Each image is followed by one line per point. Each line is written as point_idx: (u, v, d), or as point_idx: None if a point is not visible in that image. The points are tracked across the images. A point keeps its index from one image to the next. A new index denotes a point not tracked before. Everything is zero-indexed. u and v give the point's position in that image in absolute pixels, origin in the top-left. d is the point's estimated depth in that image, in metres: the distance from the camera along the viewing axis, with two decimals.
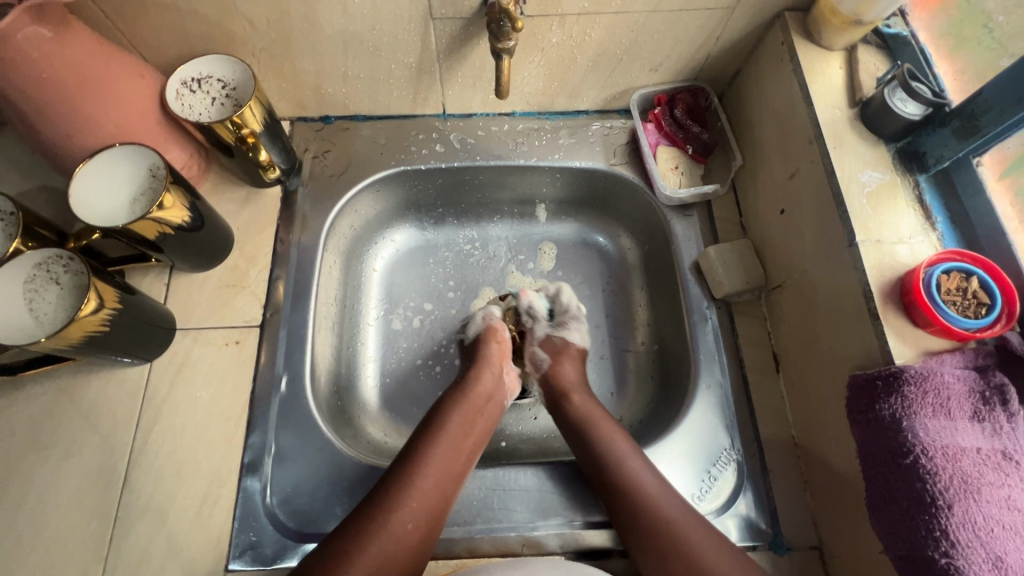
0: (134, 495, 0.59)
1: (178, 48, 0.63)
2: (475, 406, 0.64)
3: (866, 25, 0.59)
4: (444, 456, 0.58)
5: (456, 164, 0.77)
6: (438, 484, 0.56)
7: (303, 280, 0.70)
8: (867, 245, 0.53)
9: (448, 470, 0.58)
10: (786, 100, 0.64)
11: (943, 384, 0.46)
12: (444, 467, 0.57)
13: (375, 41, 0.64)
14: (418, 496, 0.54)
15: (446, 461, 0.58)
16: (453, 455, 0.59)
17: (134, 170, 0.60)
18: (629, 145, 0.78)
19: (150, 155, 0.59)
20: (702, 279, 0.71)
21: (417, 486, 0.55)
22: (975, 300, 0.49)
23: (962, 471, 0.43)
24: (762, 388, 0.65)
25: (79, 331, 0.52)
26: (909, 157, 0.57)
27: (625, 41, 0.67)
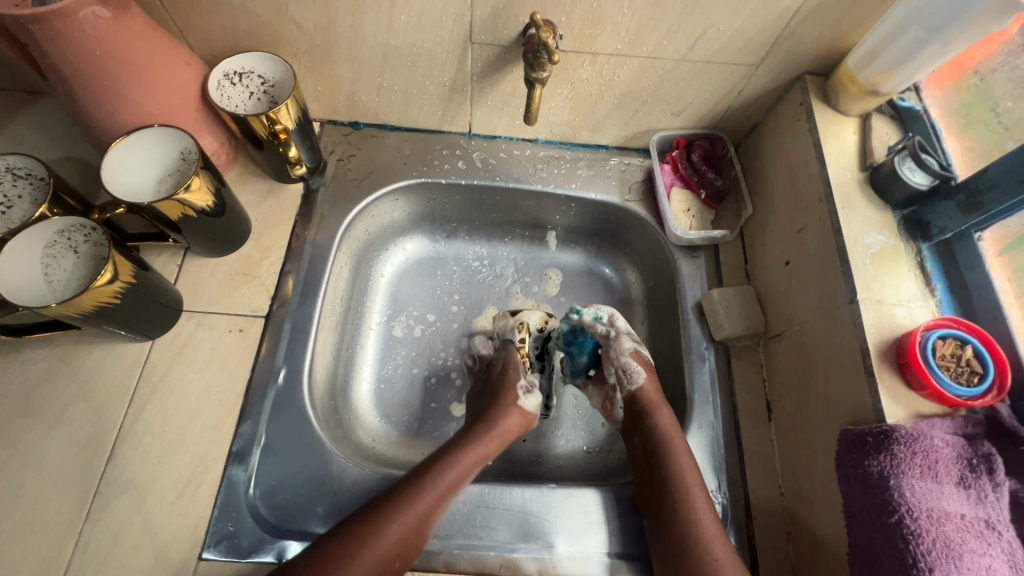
0: (117, 471, 0.58)
1: (225, 42, 0.66)
2: (479, 450, 0.63)
3: (881, 96, 0.62)
4: (437, 498, 0.57)
5: (475, 182, 0.80)
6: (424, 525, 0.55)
7: (313, 277, 0.71)
8: (867, 303, 0.54)
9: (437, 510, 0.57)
10: (800, 158, 0.66)
11: (931, 447, 0.47)
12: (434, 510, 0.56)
13: (414, 57, 0.67)
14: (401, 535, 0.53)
15: (438, 502, 0.57)
16: (445, 499, 0.58)
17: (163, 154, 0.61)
18: (644, 183, 0.80)
19: (186, 139, 0.60)
20: (703, 319, 0.72)
21: (401, 526, 0.54)
22: (968, 368, 0.50)
23: (945, 535, 0.44)
24: (754, 434, 0.66)
25: (91, 300, 0.53)
26: (914, 225, 0.59)
27: (651, 84, 0.70)
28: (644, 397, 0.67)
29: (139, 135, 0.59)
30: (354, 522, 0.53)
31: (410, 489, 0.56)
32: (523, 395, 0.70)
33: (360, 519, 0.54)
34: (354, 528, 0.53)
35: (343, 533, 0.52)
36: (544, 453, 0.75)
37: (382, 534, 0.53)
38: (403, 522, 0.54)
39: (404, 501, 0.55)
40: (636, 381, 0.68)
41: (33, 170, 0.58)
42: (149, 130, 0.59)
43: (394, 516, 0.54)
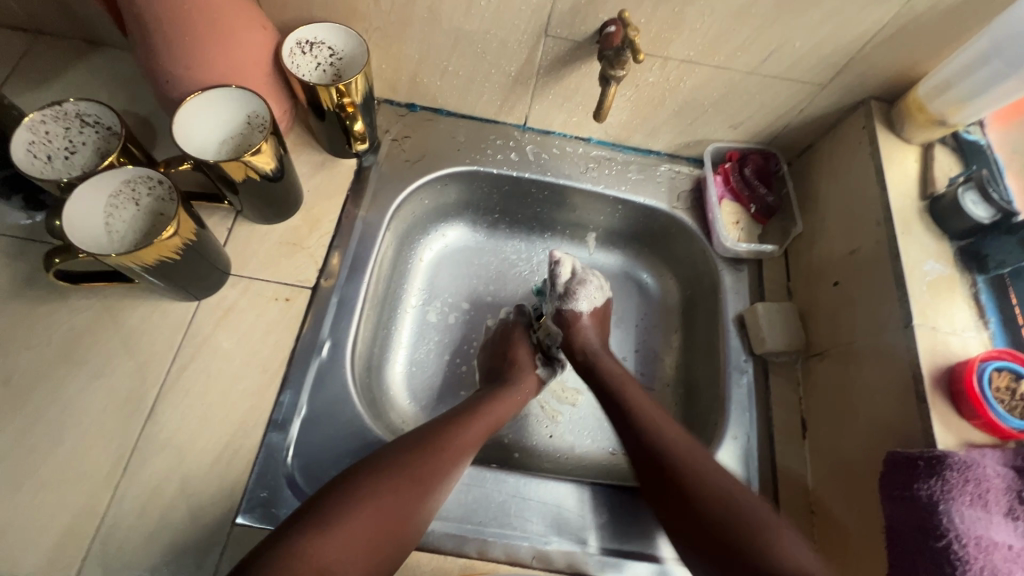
0: (157, 427, 0.58)
1: (299, 10, 0.66)
2: (498, 408, 0.65)
3: (947, 127, 0.62)
4: (459, 443, 0.58)
5: (526, 175, 0.80)
6: (446, 467, 0.56)
7: (361, 253, 0.71)
8: (922, 329, 0.55)
9: (460, 457, 0.57)
10: (859, 181, 0.67)
11: (983, 476, 0.47)
12: (456, 456, 0.57)
13: (486, 43, 0.67)
14: (426, 471, 0.54)
15: (461, 449, 0.58)
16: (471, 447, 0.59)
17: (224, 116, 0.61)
18: (693, 192, 0.80)
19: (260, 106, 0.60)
20: (743, 332, 0.72)
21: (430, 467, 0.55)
22: (1022, 403, 0.50)
23: (993, 564, 0.44)
24: (789, 450, 0.66)
25: (154, 254, 0.53)
26: (970, 257, 0.59)
27: (715, 95, 0.70)
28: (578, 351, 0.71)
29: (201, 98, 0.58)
30: (381, 459, 0.54)
31: (432, 432, 0.58)
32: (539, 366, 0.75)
33: (388, 455, 0.55)
34: (380, 461, 0.54)
35: (373, 467, 0.53)
36: (571, 450, 0.75)
37: (408, 469, 0.53)
38: (425, 460, 0.55)
39: (429, 442, 0.56)
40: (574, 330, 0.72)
41: (102, 118, 0.57)
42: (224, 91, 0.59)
43: (420, 453, 0.55)
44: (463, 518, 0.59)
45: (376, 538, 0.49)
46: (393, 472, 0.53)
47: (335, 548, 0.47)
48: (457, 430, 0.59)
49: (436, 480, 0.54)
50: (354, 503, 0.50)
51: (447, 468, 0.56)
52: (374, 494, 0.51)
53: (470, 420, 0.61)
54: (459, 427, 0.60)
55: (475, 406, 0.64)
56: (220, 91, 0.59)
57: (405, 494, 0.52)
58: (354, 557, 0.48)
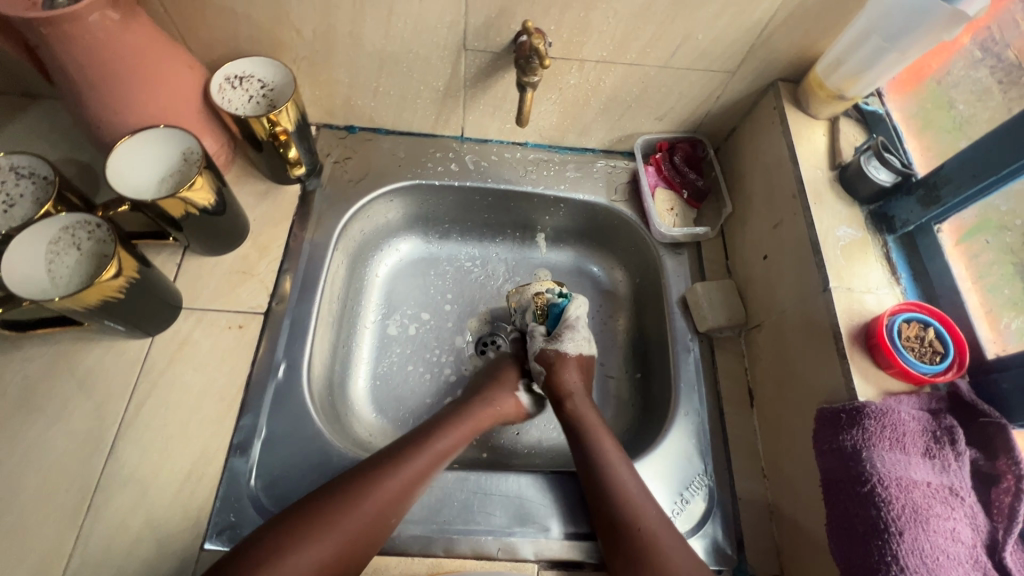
0: (119, 464, 0.59)
1: (226, 47, 0.68)
2: (472, 421, 0.66)
3: (848, 100, 0.67)
4: (428, 461, 0.60)
5: (468, 184, 0.82)
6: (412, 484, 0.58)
7: (311, 274, 0.73)
8: (839, 291, 0.58)
9: (425, 474, 0.59)
10: (775, 158, 0.70)
11: (899, 421, 0.50)
12: (422, 475, 0.59)
13: (409, 62, 0.70)
14: (391, 496, 0.56)
15: (426, 468, 0.59)
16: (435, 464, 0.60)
17: (147, 161, 0.63)
18: (629, 184, 0.84)
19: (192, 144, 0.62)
20: (687, 313, 0.75)
21: (386, 490, 0.56)
22: (931, 348, 0.54)
23: (913, 502, 0.47)
24: (737, 419, 0.69)
25: (97, 295, 0.55)
26: (880, 219, 0.63)
27: (635, 90, 0.74)
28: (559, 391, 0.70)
29: (118, 152, 0.60)
30: (343, 484, 0.55)
31: (401, 451, 0.59)
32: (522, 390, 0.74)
33: (351, 480, 0.56)
34: (341, 489, 0.55)
35: (332, 496, 0.54)
36: (537, 445, 0.76)
37: (370, 497, 0.55)
38: (392, 486, 0.56)
39: (396, 465, 0.58)
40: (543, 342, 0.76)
41: (36, 169, 0.59)
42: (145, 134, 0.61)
43: (383, 478, 0.56)
44: (427, 519, 0.60)
45: (331, 565, 0.51)
46: (355, 499, 0.54)
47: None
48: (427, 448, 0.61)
49: (398, 504, 0.56)
50: (309, 537, 0.51)
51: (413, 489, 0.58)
52: (333, 524, 0.52)
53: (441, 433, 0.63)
54: (428, 444, 0.61)
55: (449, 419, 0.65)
56: (132, 139, 0.61)
57: (368, 521, 0.54)
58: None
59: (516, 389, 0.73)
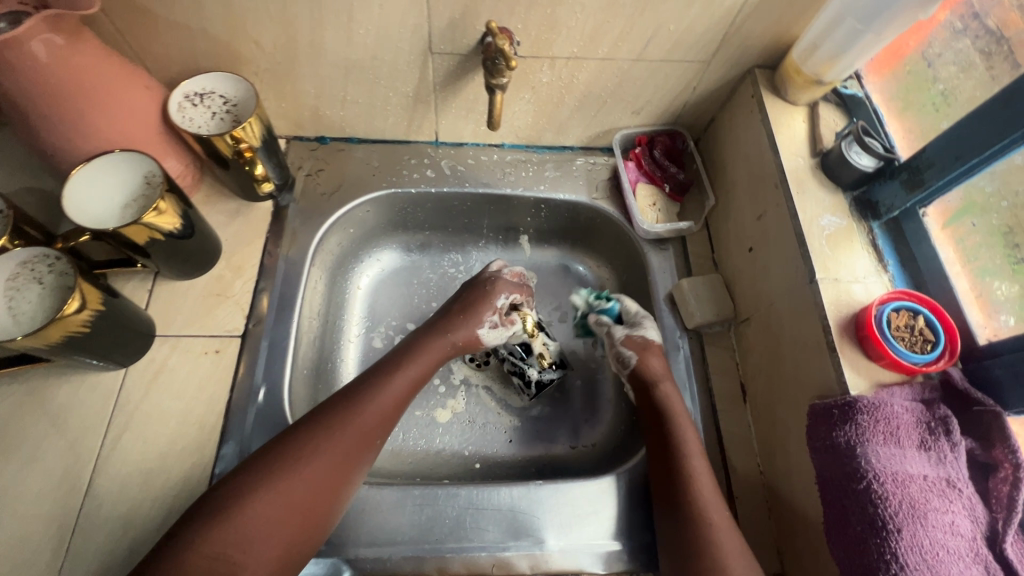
0: (97, 503, 0.57)
1: (183, 64, 0.66)
2: (426, 359, 0.64)
3: (826, 85, 0.65)
4: (398, 388, 0.60)
5: (445, 189, 0.80)
6: (385, 414, 0.59)
7: (288, 293, 0.71)
8: (826, 282, 0.57)
9: (396, 403, 0.60)
10: (755, 148, 0.69)
11: (892, 414, 0.49)
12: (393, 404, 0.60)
13: (375, 69, 0.68)
14: (364, 425, 0.57)
15: (379, 415, 0.58)
16: (389, 410, 0.59)
17: (96, 195, 0.60)
18: (611, 180, 0.82)
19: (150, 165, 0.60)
20: (675, 309, 0.74)
21: (338, 442, 0.55)
22: (921, 337, 0.53)
23: (910, 497, 0.46)
24: (731, 416, 0.68)
25: (60, 331, 0.53)
26: (864, 205, 0.62)
27: (610, 85, 0.72)
28: (647, 377, 0.66)
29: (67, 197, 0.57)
30: (316, 417, 0.56)
31: (371, 380, 0.60)
32: (487, 327, 0.69)
33: (323, 413, 0.57)
34: (315, 422, 0.55)
35: (307, 429, 0.55)
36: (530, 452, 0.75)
37: (345, 425, 0.56)
38: (364, 415, 0.57)
39: (367, 395, 0.58)
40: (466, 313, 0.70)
41: None
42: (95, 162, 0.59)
43: (353, 407, 0.57)
44: (419, 539, 0.59)
45: (314, 495, 0.52)
46: (329, 429, 0.55)
47: (269, 520, 0.50)
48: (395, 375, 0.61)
49: (372, 433, 0.57)
50: (288, 470, 0.52)
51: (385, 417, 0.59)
52: (311, 456, 0.53)
53: (408, 361, 0.63)
54: (396, 372, 0.61)
55: (415, 345, 0.65)
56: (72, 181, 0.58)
57: (344, 450, 0.55)
58: (286, 519, 0.51)
59: (483, 323, 0.69)
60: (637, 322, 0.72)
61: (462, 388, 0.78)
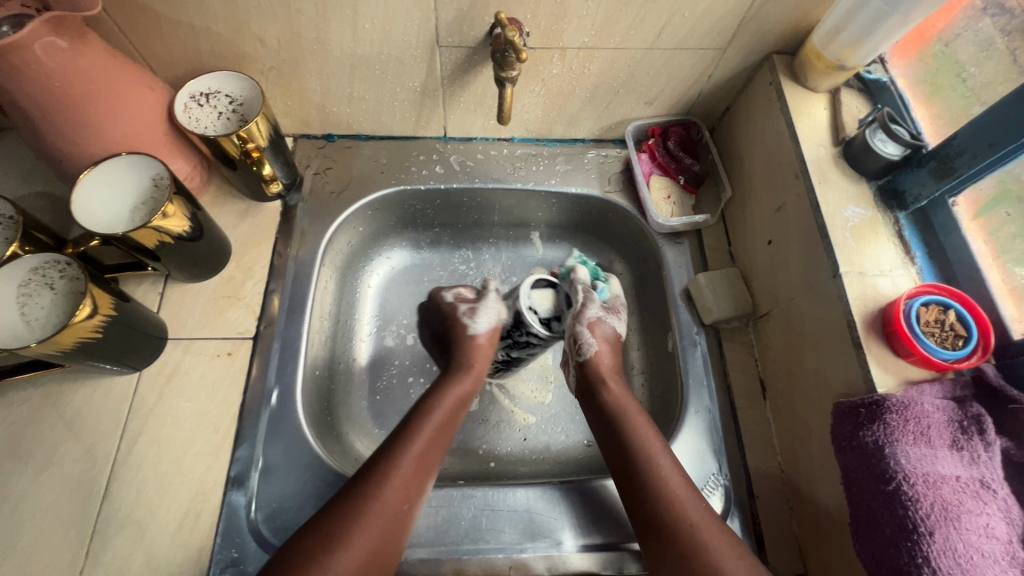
0: (115, 507, 0.57)
1: (188, 63, 0.65)
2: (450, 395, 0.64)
3: (848, 70, 0.63)
4: (431, 440, 0.59)
5: (455, 186, 0.79)
6: (424, 465, 0.57)
7: (298, 294, 0.70)
8: (850, 276, 0.55)
9: (432, 455, 0.59)
10: (774, 138, 0.67)
11: (923, 413, 0.47)
12: (429, 457, 0.58)
13: (382, 64, 0.66)
14: (410, 479, 0.55)
15: (428, 457, 0.58)
16: (432, 448, 0.59)
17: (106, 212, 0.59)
18: (623, 174, 0.80)
19: (141, 168, 0.60)
20: (691, 305, 0.72)
21: (398, 485, 0.54)
22: (952, 332, 0.51)
23: (942, 499, 0.44)
24: (750, 414, 0.66)
25: (72, 336, 0.52)
26: (889, 195, 0.60)
27: (622, 75, 0.70)
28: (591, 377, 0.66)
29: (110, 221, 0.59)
30: (362, 475, 0.55)
31: (403, 435, 0.58)
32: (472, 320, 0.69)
33: (365, 471, 0.55)
34: (362, 481, 0.54)
35: (355, 489, 0.53)
36: (546, 450, 0.74)
37: (393, 479, 0.54)
38: (408, 469, 0.56)
39: (406, 448, 0.57)
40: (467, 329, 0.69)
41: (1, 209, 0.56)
42: (77, 190, 0.57)
43: (396, 462, 0.55)
44: (435, 541, 0.59)
45: (377, 553, 0.50)
46: (381, 486, 0.53)
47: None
48: (423, 425, 0.60)
49: (418, 486, 0.56)
50: (349, 531, 0.50)
51: (424, 471, 0.57)
52: (367, 513, 0.51)
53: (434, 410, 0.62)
54: (426, 423, 0.60)
55: (433, 396, 0.64)
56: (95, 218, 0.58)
57: (398, 505, 0.53)
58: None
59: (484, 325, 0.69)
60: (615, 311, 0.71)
61: None
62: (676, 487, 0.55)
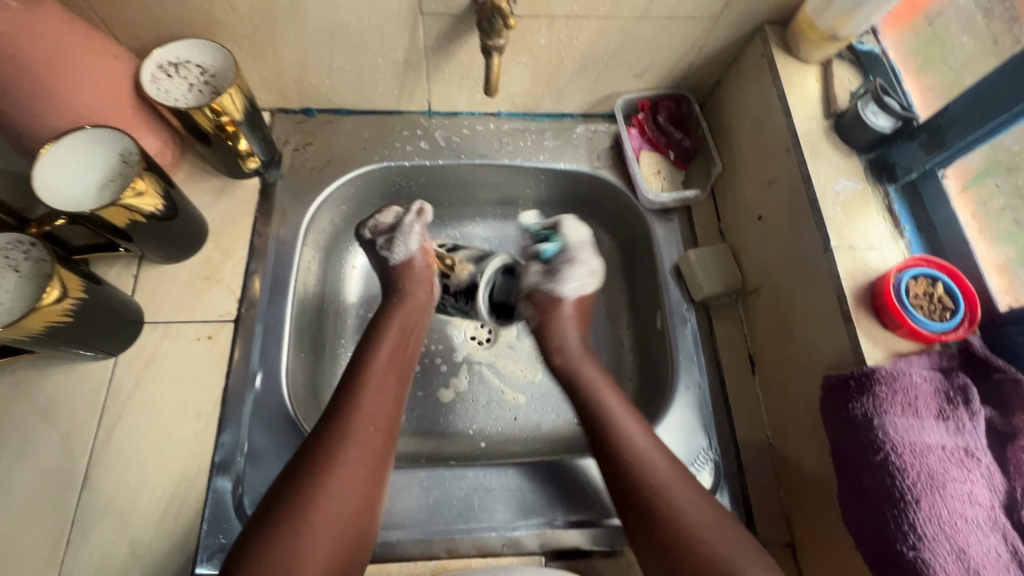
0: (95, 495, 0.56)
1: (155, 31, 0.61)
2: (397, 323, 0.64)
3: (841, 41, 0.62)
4: (388, 371, 0.59)
5: (440, 161, 0.77)
6: (383, 393, 0.57)
7: (281, 275, 0.68)
8: (841, 250, 0.55)
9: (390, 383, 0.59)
10: (766, 111, 0.66)
11: (910, 384, 0.48)
12: (392, 384, 0.59)
13: (363, 33, 0.63)
14: (375, 404, 0.56)
15: (386, 384, 0.58)
16: (391, 374, 0.59)
17: (83, 184, 0.57)
18: (612, 149, 0.79)
19: (109, 143, 0.56)
20: (682, 281, 0.72)
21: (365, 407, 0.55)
22: (940, 304, 0.51)
23: (929, 467, 0.45)
24: (739, 389, 0.66)
25: (40, 321, 0.50)
26: (879, 167, 0.60)
27: (611, 46, 0.68)
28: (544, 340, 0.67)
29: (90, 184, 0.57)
30: (331, 416, 0.54)
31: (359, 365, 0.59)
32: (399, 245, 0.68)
33: (332, 411, 0.55)
34: (332, 419, 0.54)
35: (325, 432, 0.53)
36: (535, 430, 0.73)
37: (359, 410, 0.55)
38: (371, 396, 0.56)
39: (367, 379, 0.57)
40: (393, 262, 0.68)
41: None
42: (46, 190, 0.55)
43: (360, 394, 0.56)
44: (427, 522, 0.58)
45: (367, 478, 0.52)
46: (350, 419, 0.54)
47: (333, 521, 0.48)
48: (377, 359, 0.59)
49: (389, 412, 0.57)
50: (330, 471, 0.50)
51: (389, 397, 0.58)
52: (344, 448, 0.52)
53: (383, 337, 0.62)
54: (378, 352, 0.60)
55: (380, 323, 0.64)
56: (87, 191, 0.57)
57: (370, 434, 0.54)
58: (347, 512, 0.49)
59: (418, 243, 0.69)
60: (564, 265, 0.68)
61: (464, 365, 0.76)
62: (643, 446, 0.55)
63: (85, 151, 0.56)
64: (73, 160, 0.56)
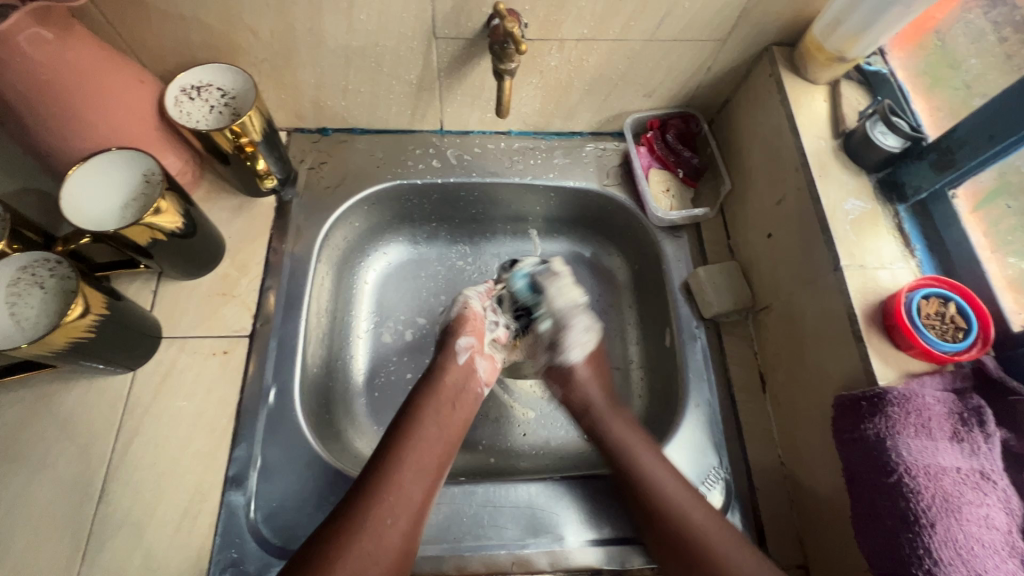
0: (112, 508, 0.57)
1: (179, 55, 0.63)
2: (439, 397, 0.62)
3: (848, 62, 0.63)
4: (431, 445, 0.58)
5: (452, 180, 0.78)
6: (420, 468, 0.57)
7: (295, 290, 0.69)
8: (851, 270, 0.55)
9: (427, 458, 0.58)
10: (774, 130, 0.66)
11: (923, 405, 0.48)
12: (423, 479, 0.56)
13: (378, 57, 0.65)
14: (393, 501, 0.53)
15: (423, 456, 0.57)
16: (429, 447, 0.58)
17: (105, 204, 0.59)
18: (622, 166, 0.79)
19: (132, 163, 0.58)
20: (691, 298, 0.72)
21: (397, 480, 0.55)
22: (952, 325, 0.51)
23: (943, 490, 0.45)
24: (750, 407, 0.66)
25: (64, 336, 0.51)
26: (890, 187, 0.60)
27: (621, 67, 0.69)
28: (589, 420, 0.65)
29: (111, 203, 0.59)
30: (362, 481, 0.54)
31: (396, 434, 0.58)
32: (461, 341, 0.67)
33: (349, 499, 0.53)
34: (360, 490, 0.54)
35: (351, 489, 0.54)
36: (545, 445, 0.73)
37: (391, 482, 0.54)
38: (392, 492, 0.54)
39: (387, 473, 0.55)
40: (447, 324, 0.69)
41: None
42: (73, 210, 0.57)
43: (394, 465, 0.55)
44: (438, 538, 0.59)
45: None
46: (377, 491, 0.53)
47: None
48: (414, 429, 0.59)
49: (413, 515, 0.54)
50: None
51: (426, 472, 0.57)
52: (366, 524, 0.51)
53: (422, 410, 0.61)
54: (415, 421, 0.60)
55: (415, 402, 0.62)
56: (110, 209, 0.59)
57: (398, 509, 0.53)
58: None
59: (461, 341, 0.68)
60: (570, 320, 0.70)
61: None
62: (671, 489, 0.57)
63: (103, 173, 0.58)
64: (95, 182, 0.58)
